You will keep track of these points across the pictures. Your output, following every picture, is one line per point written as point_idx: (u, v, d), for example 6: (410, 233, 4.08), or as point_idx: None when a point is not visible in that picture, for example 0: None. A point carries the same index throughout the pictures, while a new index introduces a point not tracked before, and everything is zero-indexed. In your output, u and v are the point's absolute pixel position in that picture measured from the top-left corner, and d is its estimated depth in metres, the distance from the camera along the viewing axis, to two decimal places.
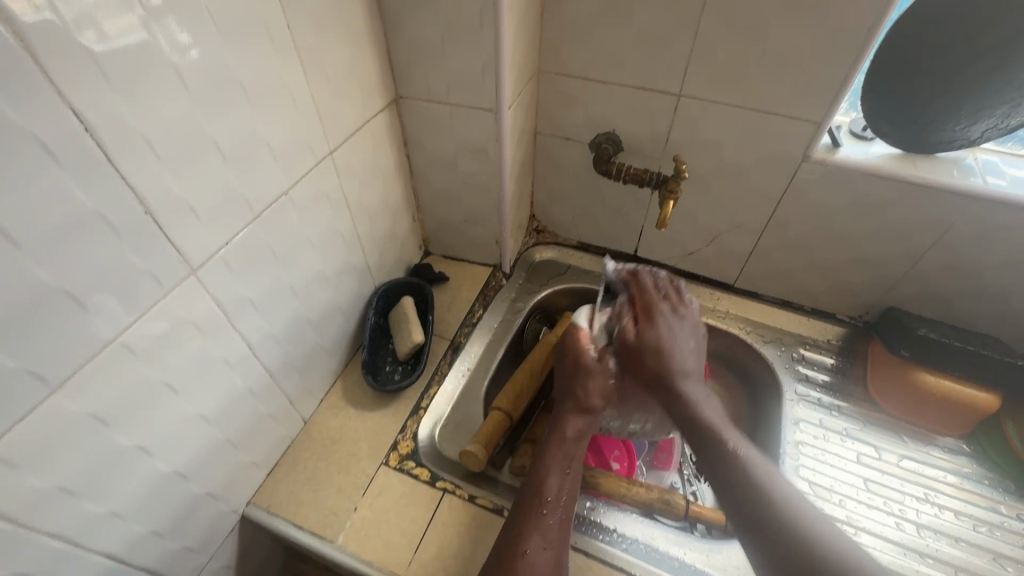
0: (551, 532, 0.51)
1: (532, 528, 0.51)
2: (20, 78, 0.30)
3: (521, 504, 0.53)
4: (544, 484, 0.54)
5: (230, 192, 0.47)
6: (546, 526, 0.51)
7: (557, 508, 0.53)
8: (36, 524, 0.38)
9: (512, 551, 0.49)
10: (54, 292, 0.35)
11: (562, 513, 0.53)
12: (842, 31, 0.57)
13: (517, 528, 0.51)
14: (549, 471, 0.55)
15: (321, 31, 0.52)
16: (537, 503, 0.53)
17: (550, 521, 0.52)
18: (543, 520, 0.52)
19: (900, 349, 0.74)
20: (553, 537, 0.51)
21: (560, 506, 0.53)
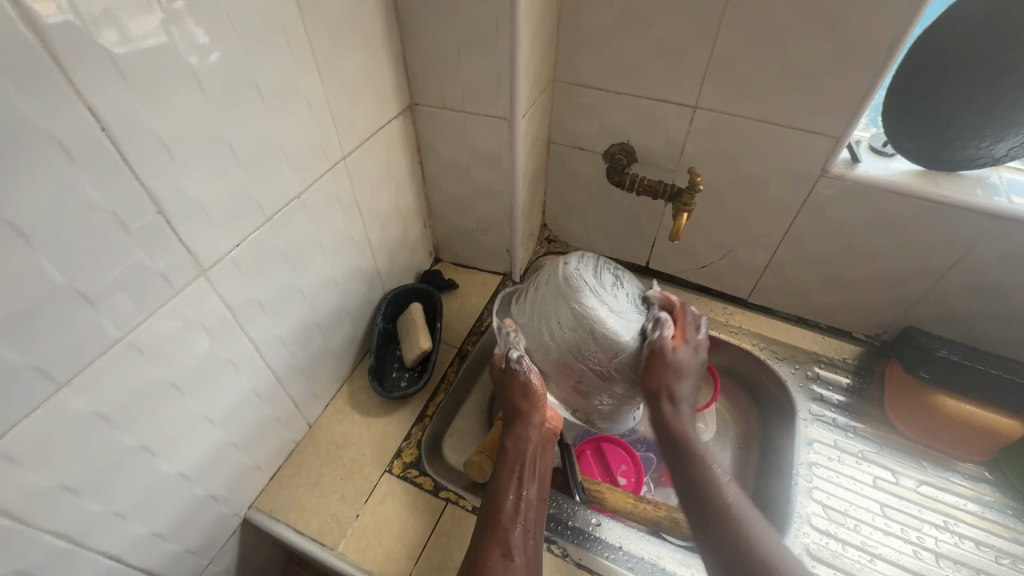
0: (514, 543, 0.52)
1: (492, 540, 0.52)
2: (39, 77, 0.30)
3: (482, 520, 0.54)
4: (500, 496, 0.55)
5: (242, 193, 0.47)
6: (511, 537, 0.52)
7: (517, 517, 0.54)
8: (39, 522, 0.38)
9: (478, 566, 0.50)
10: (64, 290, 0.35)
11: (521, 521, 0.54)
12: (863, 46, 0.56)
13: (478, 546, 0.52)
14: (503, 482, 0.56)
15: (338, 36, 0.52)
16: (497, 514, 0.53)
17: (513, 531, 0.52)
18: (505, 530, 0.52)
19: (917, 371, 0.73)
20: (517, 545, 0.52)
21: (518, 513, 0.54)
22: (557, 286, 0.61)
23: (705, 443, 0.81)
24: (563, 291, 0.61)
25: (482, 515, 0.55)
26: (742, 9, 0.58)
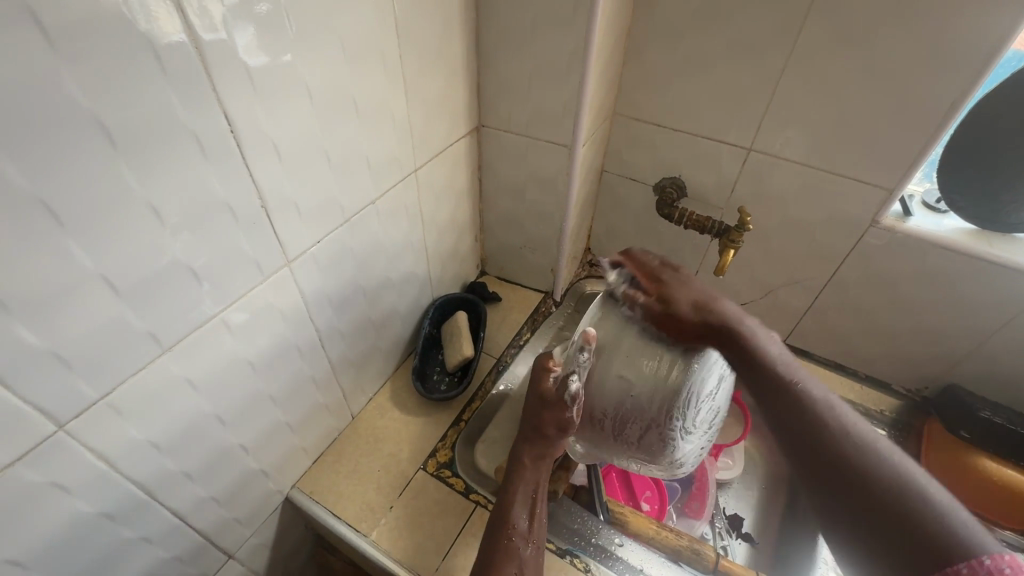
0: (523, 556, 0.53)
1: (503, 553, 0.52)
2: (192, 82, 0.35)
3: (489, 533, 0.54)
4: (511, 512, 0.55)
5: (329, 195, 0.51)
6: (522, 549, 0.53)
7: (526, 534, 0.54)
8: (128, 472, 0.43)
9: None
10: (180, 266, 0.40)
11: (533, 540, 0.54)
12: (922, 104, 0.58)
13: (490, 555, 0.52)
14: (516, 502, 0.56)
15: (426, 59, 0.58)
16: (507, 526, 0.54)
17: (518, 543, 0.53)
18: (512, 543, 0.53)
19: (958, 429, 0.72)
20: (527, 561, 0.53)
21: (527, 532, 0.55)
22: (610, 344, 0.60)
23: (731, 479, 0.81)
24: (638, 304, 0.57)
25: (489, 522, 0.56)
26: (805, 61, 0.61)
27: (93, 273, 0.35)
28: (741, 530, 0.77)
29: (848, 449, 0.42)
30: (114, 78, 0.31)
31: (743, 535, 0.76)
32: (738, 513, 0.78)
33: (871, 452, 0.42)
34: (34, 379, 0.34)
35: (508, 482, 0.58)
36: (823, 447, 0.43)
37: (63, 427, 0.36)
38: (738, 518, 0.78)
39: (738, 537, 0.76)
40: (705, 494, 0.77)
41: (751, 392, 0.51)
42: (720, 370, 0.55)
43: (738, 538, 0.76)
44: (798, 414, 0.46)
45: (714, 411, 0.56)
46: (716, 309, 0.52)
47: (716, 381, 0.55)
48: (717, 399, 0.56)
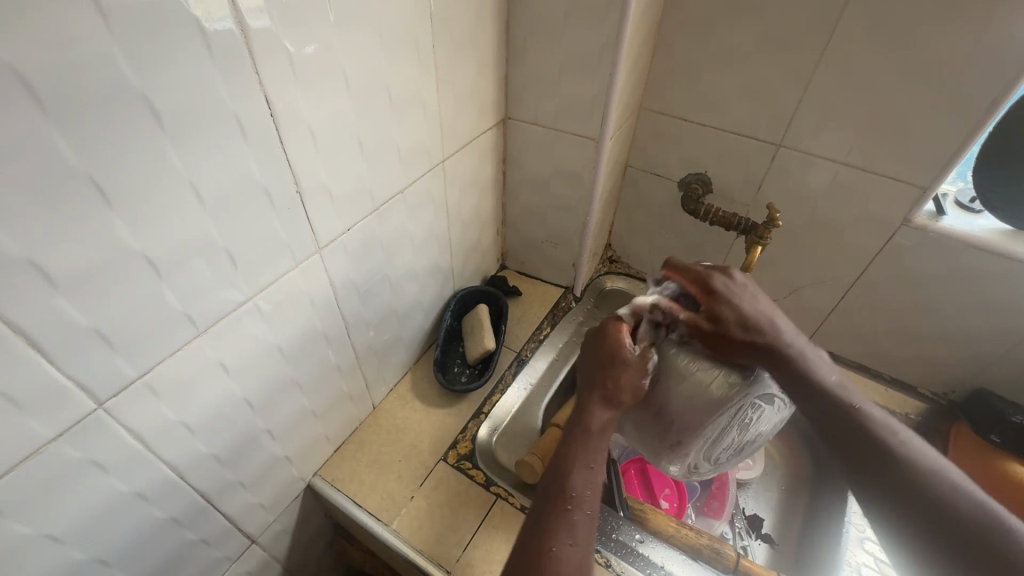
0: (579, 528, 0.44)
1: (556, 526, 0.44)
2: (236, 65, 0.36)
3: (541, 507, 0.46)
4: (567, 477, 0.48)
5: (361, 183, 0.52)
6: (573, 521, 0.45)
7: (584, 504, 0.46)
8: (161, 453, 0.43)
9: (539, 552, 0.43)
10: (217, 249, 0.40)
11: (588, 510, 0.46)
12: (960, 101, 0.57)
13: (541, 524, 0.45)
14: (573, 469, 0.48)
15: (457, 49, 0.57)
16: (562, 494, 0.46)
17: (575, 516, 0.45)
18: (568, 516, 0.45)
19: (990, 434, 0.70)
20: (581, 534, 0.44)
21: (586, 502, 0.46)
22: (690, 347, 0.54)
23: (751, 478, 0.80)
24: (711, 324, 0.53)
25: (540, 491, 0.48)
26: (840, 55, 0.60)
27: (136, 253, 0.35)
28: (761, 531, 0.76)
29: (873, 444, 0.48)
30: (162, 58, 0.32)
31: (763, 536, 0.75)
32: (757, 514, 0.77)
33: (895, 442, 0.48)
34: (78, 356, 0.34)
35: (566, 441, 0.51)
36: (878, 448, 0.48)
37: (102, 405, 0.37)
38: (758, 518, 0.77)
39: (758, 538, 0.75)
40: (724, 493, 0.76)
41: (778, 390, 0.53)
42: (757, 405, 0.51)
43: (758, 538, 0.75)
44: (831, 421, 0.50)
45: (740, 439, 0.53)
46: (767, 330, 0.53)
47: (756, 414, 0.52)
48: (755, 428, 0.53)
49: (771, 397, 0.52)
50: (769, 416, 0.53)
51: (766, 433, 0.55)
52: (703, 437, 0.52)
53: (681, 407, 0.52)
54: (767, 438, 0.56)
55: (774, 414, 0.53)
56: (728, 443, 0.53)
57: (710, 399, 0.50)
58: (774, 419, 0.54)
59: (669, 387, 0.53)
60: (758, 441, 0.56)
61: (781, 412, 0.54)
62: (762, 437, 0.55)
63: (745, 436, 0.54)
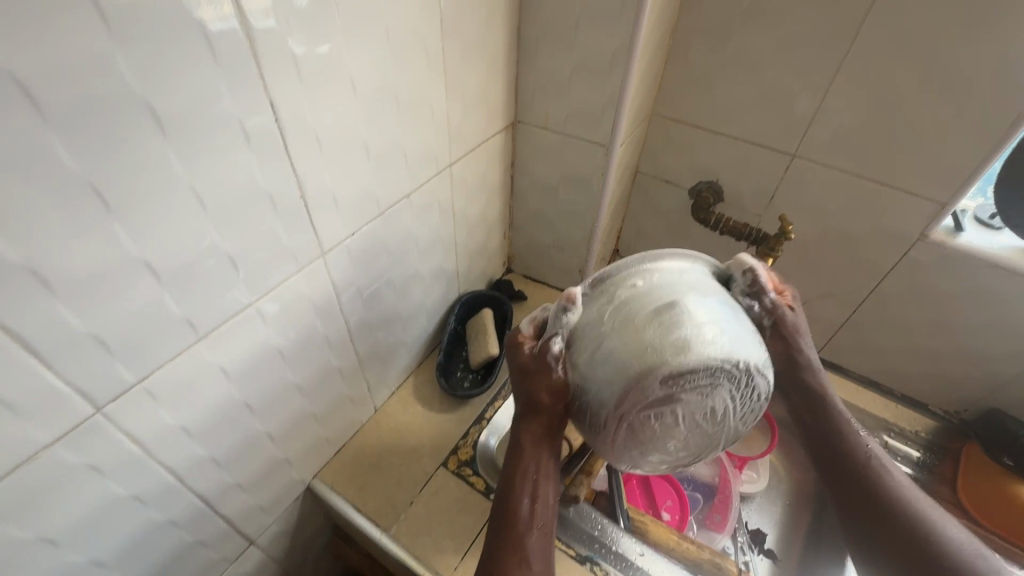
0: (532, 550, 0.45)
1: (510, 549, 0.45)
2: (240, 69, 0.35)
3: (496, 530, 0.46)
4: (515, 498, 0.47)
5: (366, 188, 0.51)
6: (528, 540, 0.46)
7: (534, 521, 0.47)
8: (160, 457, 0.43)
9: None
10: (219, 254, 0.40)
11: (539, 526, 0.47)
12: (983, 116, 0.55)
13: (494, 549, 0.45)
14: (517, 487, 0.48)
15: (467, 52, 0.57)
16: (515, 514, 0.47)
17: (530, 538, 0.46)
18: (523, 537, 0.46)
19: (1001, 456, 0.68)
20: (536, 551, 0.45)
21: (538, 518, 0.47)
22: (621, 305, 0.43)
23: (755, 492, 0.79)
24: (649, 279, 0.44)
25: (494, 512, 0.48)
26: (859, 65, 0.59)
27: (136, 258, 0.34)
28: (763, 546, 0.75)
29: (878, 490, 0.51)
30: (165, 62, 0.31)
31: (765, 551, 0.74)
32: (760, 529, 0.76)
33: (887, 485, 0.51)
34: (76, 361, 0.34)
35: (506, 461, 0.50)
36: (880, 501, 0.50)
37: (100, 410, 0.37)
38: (760, 533, 0.76)
39: (760, 553, 0.74)
40: (727, 507, 0.74)
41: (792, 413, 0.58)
42: (705, 375, 0.40)
43: (760, 553, 0.74)
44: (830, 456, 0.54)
45: (696, 414, 0.43)
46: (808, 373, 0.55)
47: (704, 385, 0.41)
48: (710, 400, 0.42)
49: (728, 367, 0.40)
50: (734, 385, 0.42)
51: (739, 399, 0.43)
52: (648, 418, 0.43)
53: (606, 403, 0.43)
54: (743, 406, 0.44)
55: (737, 375, 0.41)
56: (684, 419, 0.44)
57: (654, 364, 0.39)
58: (742, 385, 0.42)
59: (594, 377, 0.43)
60: (728, 410, 0.44)
61: (749, 382, 0.42)
62: (732, 404, 0.43)
63: (705, 411, 0.43)
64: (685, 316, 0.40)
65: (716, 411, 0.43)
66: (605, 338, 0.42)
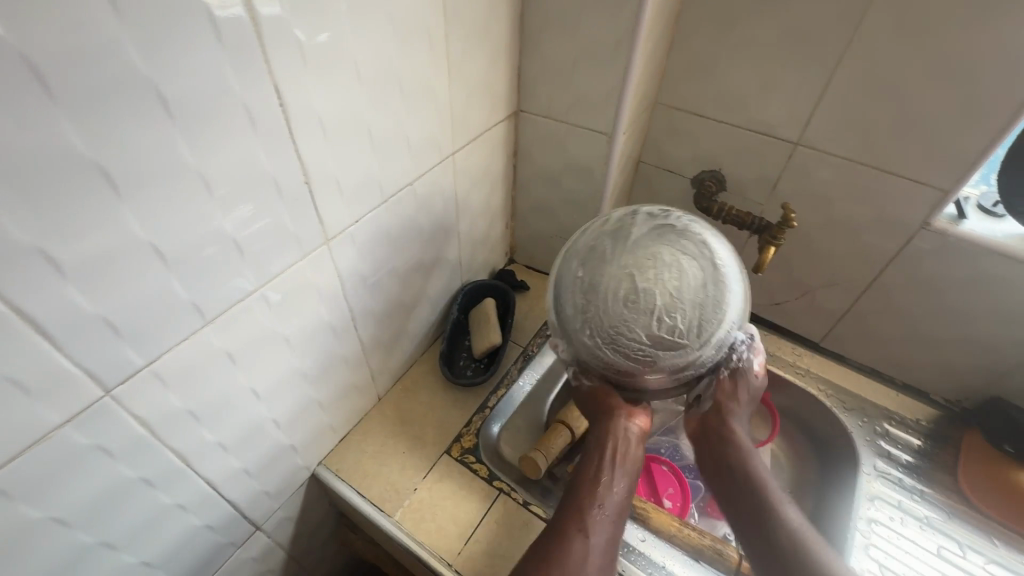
0: (592, 523, 0.51)
1: (569, 524, 0.51)
2: (246, 53, 0.35)
3: (570, 506, 0.53)
4: (581, 486, 0.55)
5: (370, 175, 0.51)
6: (592, 519, 0.52)
7: (603, 500, 0.53)
8: (167, 440, 0.43)
9: (555, 542, 0.50)
10: (224, 239, 0.40)
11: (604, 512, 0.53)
12: (987, 103, 0.55)
13: (557, 525, 0.52)
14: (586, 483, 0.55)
15: (469, 39, 0.56)
16: (588, 494, 0.54)
17: (593, 513, 0.52)
18: (589, 511, 0.52)
19: (1003, 444, 0.68)
20: (597, 531, 0.51)
21: (609, 499, 0.53)
22: (575, 298, 0.52)
23: None
24: (581, 263, 0.53)
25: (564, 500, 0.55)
26: (863, 53, 0.59)
27: (144, 242, 0.35)
28: None
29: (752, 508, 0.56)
30: (171, 44, 0.31)
31: None
32: None
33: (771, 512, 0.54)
34: (86, 344, 0.34)
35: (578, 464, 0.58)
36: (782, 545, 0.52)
37: (109, 393, 0.37)
38: None
39: None
40: None
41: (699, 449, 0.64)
42: (618, 323, 0.49)
43: None
44: (725, 480, 0.59)
45: (666, 297, 0.49)
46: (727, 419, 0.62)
47: (633, 316, 0.49)
48: (617, 299, 0.49)
49: (603, 277, 0.50)
50: (639, 276, 0.49)
51: (662, 264, 0.49)
52: (646, 331, 0.49)
53: (624, 355, 0.51)
54: (655, 264, 0.49)
55: (620, 296, 0.49)
56: (683, 312, 0.49)
57: (584, 307, 0.51)
58: (631, 285, 0.49)
59: (601, 347, 0.52)
60: (659, 266, 0.49)
61: (622, 287, 0.49)
62: (649, 269, 0.49)
63: (663, 314, 0.49)
64: (594, 249, 0.52)
65: (669, 276, 0.49)
66: (578, 318, 0.52)
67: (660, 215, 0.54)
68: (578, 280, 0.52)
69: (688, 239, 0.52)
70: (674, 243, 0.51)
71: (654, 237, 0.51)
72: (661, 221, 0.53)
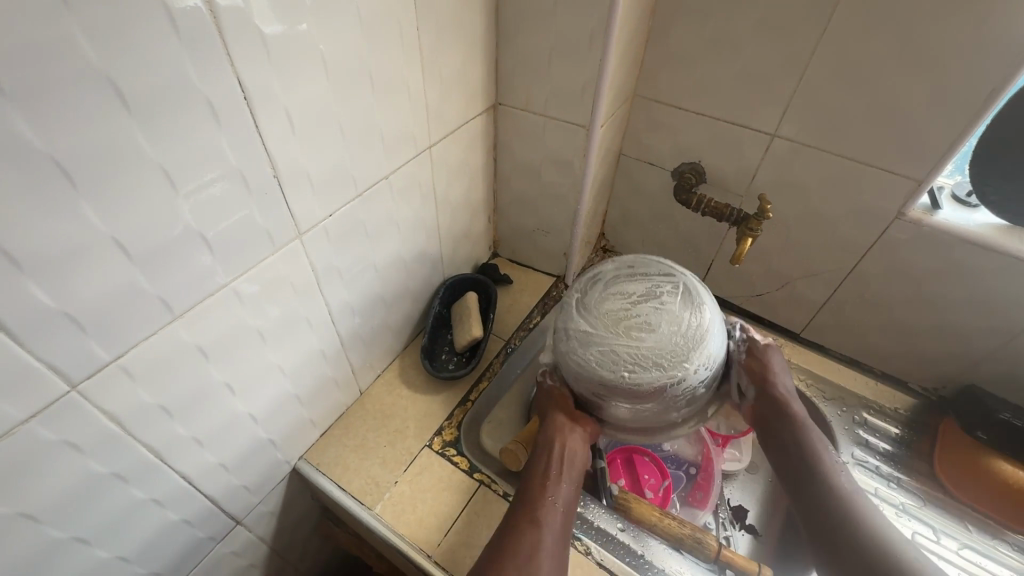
0: (544, 513, 0.54)
1: (521, 518, 0.54)
2: (205, 46, 0.35)
3: (525, 501, 0.56)
4: (534, 482, 0.58)
5: (342, 169, 0.51)
6: (544, 513, 0.54)
7: (556, 493, 0.56)
8: (139, 435, 0.43)
9: (506, 537, 0.52)
10: (191, 234, 0.40)
11: (557, 508, 0.55)
12: (957, 93, 0.56)
13: (509, 519, 0.54)
14: (539, 480, 0.57)
15: (442, 32, 0.56)
16: (539, 486, 0.57)
17: (544, 504, 0.55)
18: (541, 504, 0.55)
19: (975, 431, 0.69)
20: (547, 524, 0.53)
21: (560, 491, 0.57)
22: (627, 383, 0.56)
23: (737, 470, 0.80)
24: (592, 357, 0.57)
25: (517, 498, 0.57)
26: (836, 44, 0.59)
27: (106, 237, 0.35)
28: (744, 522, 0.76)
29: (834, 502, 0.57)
30: (125, 37, 0.31)
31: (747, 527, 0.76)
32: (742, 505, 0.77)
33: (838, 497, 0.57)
34: (48, 339, 0.34)
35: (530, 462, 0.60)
36: (830, 506, 0.57)
37: (76, 388, 0.37)
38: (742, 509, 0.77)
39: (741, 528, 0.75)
40: (709, 484, 0.76)
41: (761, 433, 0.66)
42: (662, 349, 0.55)
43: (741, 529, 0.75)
44: (796, 474, 0.61)
45: (642, 301, 0.58)
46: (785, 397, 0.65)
47: (658, 332, 0.56)
48: (636, 343, 0.55)
49: (608, 345, 0.56)
50: (627, 320, 0.56)
51: (625, 300, 0.58)
52: (677, 327, 0.56)
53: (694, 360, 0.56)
54: (615, 303, 0.58)
55: (649, 334, 0.56)
56: (662, 299, 0.58)
57: (637, 375, 0.55)
58: (632, 333, 0.56)
59: (684, 376, 0.56)
60: (620, 302, 0.58)
61: (631, 334, 0.56)
62: (621, 309, 0.57)
63: (660, 314, 0.57)
64: (582, 347, 0.58)
65: (630, 294, 0.58)
66: (646, 386, 0.56)
67: (570, 296, 0.63)
68: (606, 374, 0.57)
69: (609, 275, 0.62)
70: (602, 289, 0.60)
71: (590, 302, 0.59)
72: (579, 293, 0.61)
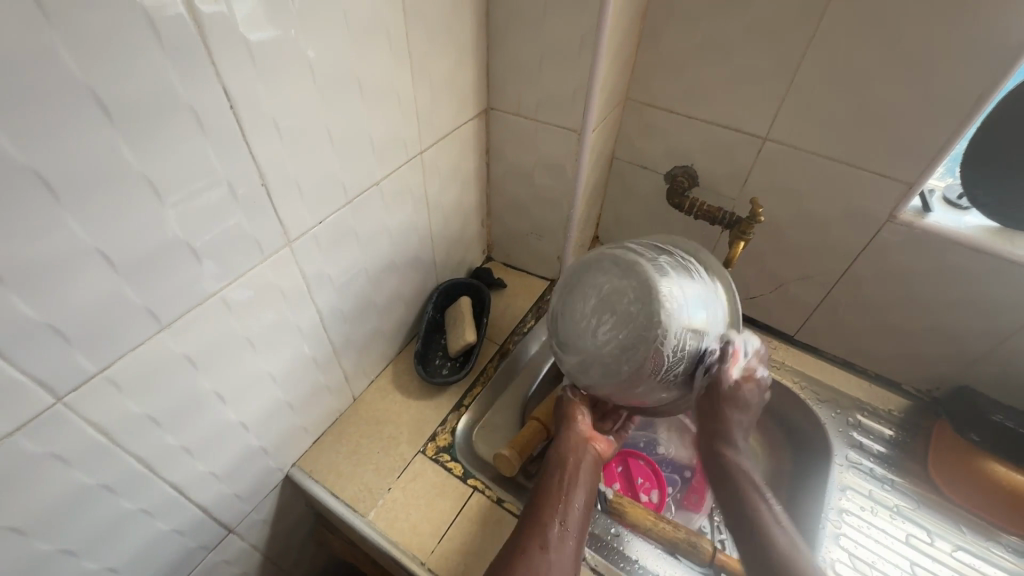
0: (552, 541, 0.53)
1: (531, 535, 0.53)
2: (191, 56, 0.35)
3: (530, 518, 0.55)
4: (541, 500, 0.56)
5: (331, 176, 0.51)
6: (554, 532, 0.53)
7: (563, 516, 0.55)
8: (128, 445, 0.43)
9: (512, 555, 0.51)
10: (178, 243, 0.40)
11: (567, 528, 0.54)
12: (946, 96, 0.56)
13: (514, 540, 0.53)
14: (548, 498, 0.56)
15: (432, 38, 0.56)
16: (550, 511, 0.55)
17: (553, 531, 0.53)
18: (547, 527, 0.54)
19: (969, 433, 0.69)
20: (552, 541, 0.53)
21: (569, 516, 0.55)
22: (608, 353, 0.52)
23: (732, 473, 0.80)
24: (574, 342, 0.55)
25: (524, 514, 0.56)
26: (825, 48, 0.59)
27: (89, 248, 0.34)
28: None
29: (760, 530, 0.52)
30: (106, 47, 0.31)
31: None
32: None
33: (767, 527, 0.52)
34: (31, 351, 0.34)
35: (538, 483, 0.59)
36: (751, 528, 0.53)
37: (61, 400, 0.37)
38: None
39: None
40: (704, 487, 0.76)
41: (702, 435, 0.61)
42: (624, 311, 0.51)
43: None
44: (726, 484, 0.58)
45: (623, 278, 0.52)
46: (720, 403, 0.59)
47: (617, 295, 0.52)
48: (601, 316, 0.52)
49: (579, 326, 0.54)
50: (625, 302, 0.51)
51: (585, 278, 0.55)
52: (630, 282, 0.51)
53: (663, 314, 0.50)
54: (579, 284, 0.55)
55: (619, 303, 0.52)
56: (617, 261, 0.54)
57: (612, 345, 0.52)
58: (603, 310, 0.52)
59: (659, 332, 0.50)
60: (585, 279, 0.55)
61: (593, 307, 0.53)
62: (584, 286, 0.55)
63: (616, 277, 0.53)
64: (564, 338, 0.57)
65: (591, 269, 0.55)
66: (627, 351, 0.51)
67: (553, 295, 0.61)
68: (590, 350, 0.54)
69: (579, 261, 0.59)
70: (570, 278, 0.57)
71: (561, 292, 0.58)
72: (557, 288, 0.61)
